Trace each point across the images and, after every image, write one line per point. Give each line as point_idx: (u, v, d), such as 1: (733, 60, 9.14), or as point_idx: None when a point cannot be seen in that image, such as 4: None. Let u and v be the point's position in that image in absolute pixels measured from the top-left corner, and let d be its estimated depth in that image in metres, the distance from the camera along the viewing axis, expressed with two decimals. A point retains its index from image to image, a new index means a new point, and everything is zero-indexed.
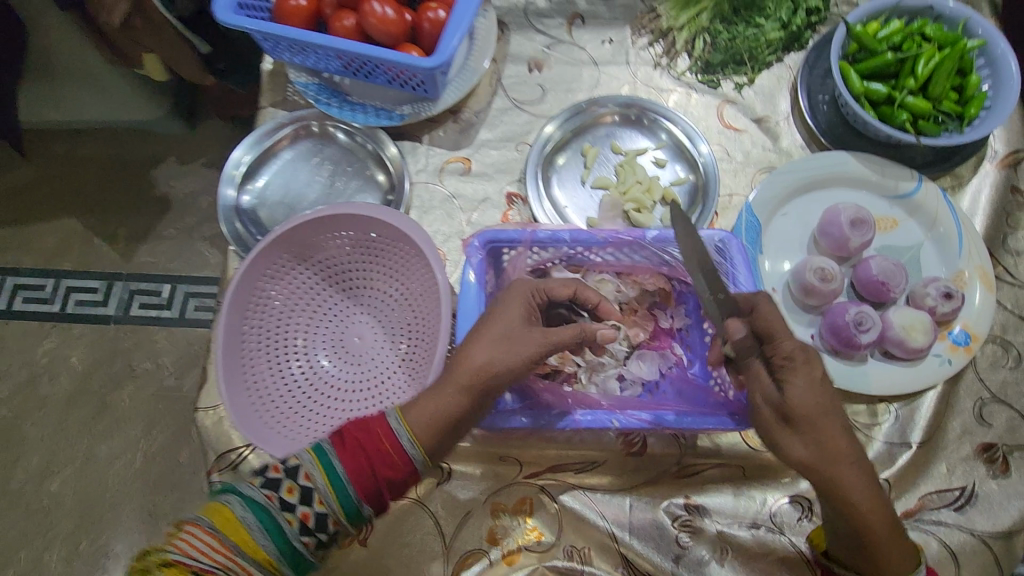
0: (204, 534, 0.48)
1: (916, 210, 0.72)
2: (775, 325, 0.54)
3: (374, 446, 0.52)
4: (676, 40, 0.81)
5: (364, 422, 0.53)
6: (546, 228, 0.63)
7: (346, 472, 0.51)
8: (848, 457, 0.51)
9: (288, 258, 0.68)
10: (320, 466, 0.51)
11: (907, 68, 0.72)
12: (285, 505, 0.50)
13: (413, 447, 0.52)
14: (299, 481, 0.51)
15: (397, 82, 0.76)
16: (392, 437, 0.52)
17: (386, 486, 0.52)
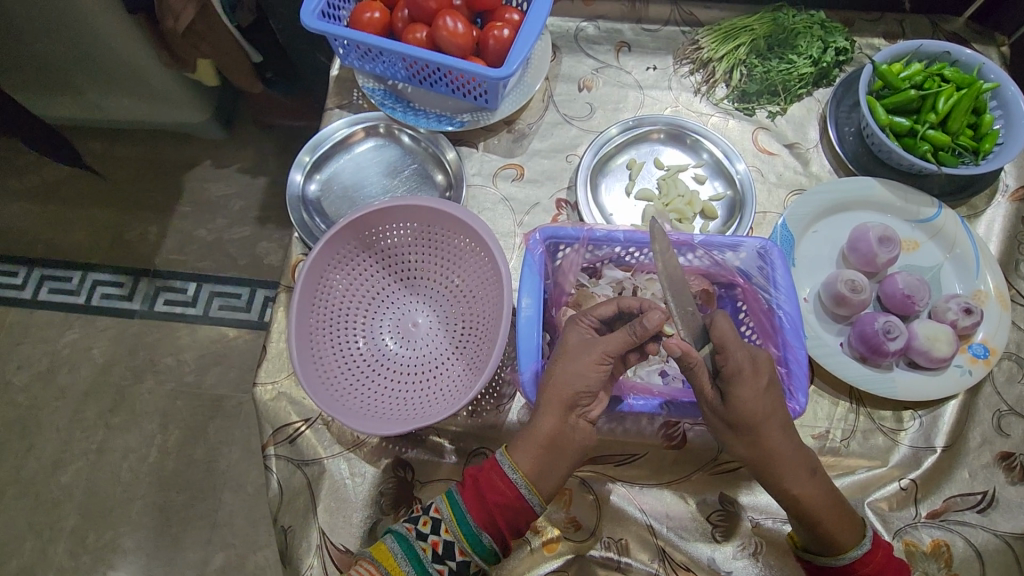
0: (362, 566, 0.52)
1: (936, 234, 0.78)
2: (726, 336, 0.57)
3: (491, 485, 0.54)
4: (716, 69, 0.87)
5: (483, 464, 0.57)
6: (602, 227, 0.68)
7: (469, 508, 0.54)
8: (787, 453, 0.56)
9: (354, 245, 0.72)
10: (448, 504, 0.54)
11: (928, 104, 0.79)
12: (421, 535, 0.54)
13: (524, 485, 0.54)
14: (433, 517, 0.54)
15: (459, 92, 0.81)
16: (506, 476, 0.54)
17: (504, 523, 0.54)
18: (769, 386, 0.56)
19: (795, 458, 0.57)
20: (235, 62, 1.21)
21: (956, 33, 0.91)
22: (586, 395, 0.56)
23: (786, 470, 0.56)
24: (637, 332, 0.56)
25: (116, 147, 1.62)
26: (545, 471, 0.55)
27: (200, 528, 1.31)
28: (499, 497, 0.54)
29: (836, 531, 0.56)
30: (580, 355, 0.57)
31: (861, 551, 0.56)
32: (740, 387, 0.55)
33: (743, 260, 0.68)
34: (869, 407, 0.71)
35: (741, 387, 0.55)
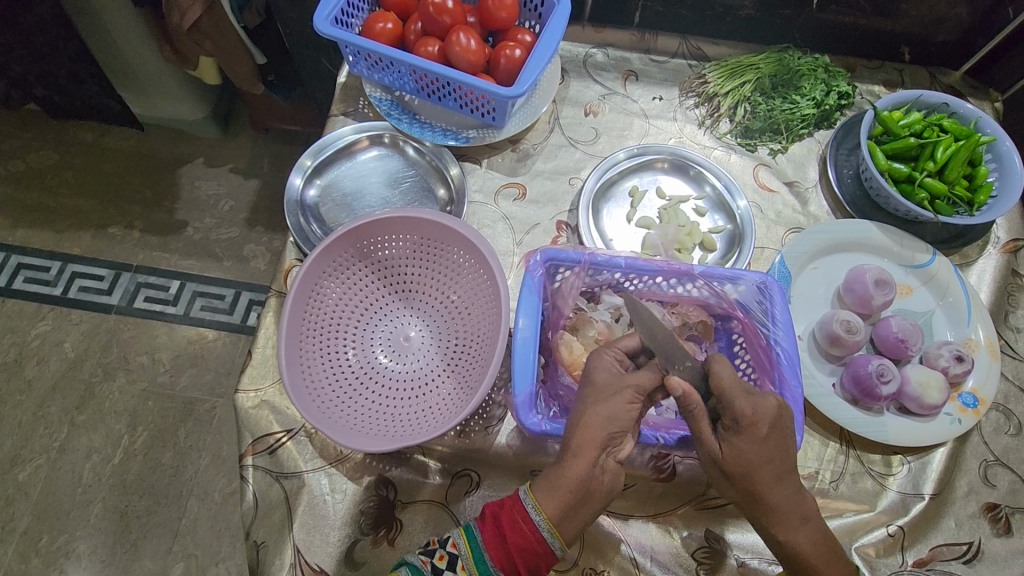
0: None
1: (930, 280, 0.78)
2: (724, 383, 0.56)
3: (514, 526, 0.52)
4: (721, 104, 0.88)
5: (505, 500, 0.54)
6: (603, 252, 0.68)
7: (488, 548, 0.52)
8: (779, 501, 0.55)
9: (351, 255, 0.70)
10: (466, 541, 0.53)
11: (927, 153, 0.81)
12: (436, 570, 0.52)
13: (547, 529, 0.52)
14: (449, 552, 0.53)
15: (467, 108, 0.81)
16: (530, 520, 0.52)
17: (523, 565, 0.52)
18: (767, 436, 0.55)
19: (786, 504, 0.55)
20: (237, 61, 1.19)
21: (952, 86, 0.94)
22: (619, 435, 0.56)
23: (771, 518, 0.55)
24: (664, 365, 0.57)
25: (107, 138, 1.59)
26: (569, 515, 0.53)
27: (160, 536, 1.25)
28: (520, 540, 0.52)
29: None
30: (613, 395, 0.56)
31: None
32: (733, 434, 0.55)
33: (742, 292, 0.68)
34: (859, 450, 0.71)
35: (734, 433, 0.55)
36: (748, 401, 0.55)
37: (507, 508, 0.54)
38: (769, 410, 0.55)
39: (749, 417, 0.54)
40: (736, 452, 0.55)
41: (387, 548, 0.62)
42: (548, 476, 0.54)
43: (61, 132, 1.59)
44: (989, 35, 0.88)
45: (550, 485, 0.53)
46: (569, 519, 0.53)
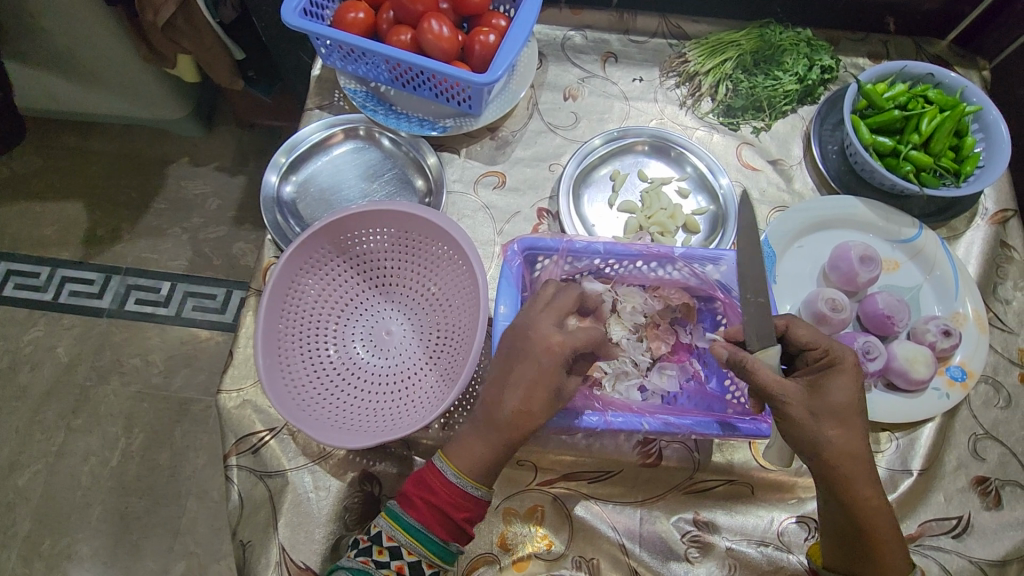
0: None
1: (916, 254, 0.77)
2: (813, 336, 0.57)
3: (435, 492, 0.54)
4: (702, 83, 0.87)
5: (420, 475, 0.56)
6: (582, 239, 0.68)
7: (427, 523, 0.54)
8: (862, 462, 0.53)
9: (328, 250, 0.70)
10: (398, 527, 0.54)
11: (912, 125, 0.79)
12: (380, 565, 0.53)
13: (467, 483, 0.54)
14: (388, 545, 0.53)
15: (443, 97, 0.80)
16: (444, 477, 0.55)
17: (458, 519, 0.54)
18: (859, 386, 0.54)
19: (866, 466, 0.53)
20: (216, 57, 1.18)
21: (939, 55, 0.92)
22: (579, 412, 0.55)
23: (855, 476, 0.53)
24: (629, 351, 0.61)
25: (91, 141, 1.58)
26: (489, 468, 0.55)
27: (161, 535, 1.26)
28: (451, 503, 0.54)
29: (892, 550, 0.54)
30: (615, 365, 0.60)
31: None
32: (836, 377, 0.54)
33: (722, 274, 0.68)
34: None
35: (840, 377, 0.54)
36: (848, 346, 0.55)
37: (424, 480, 0.55)
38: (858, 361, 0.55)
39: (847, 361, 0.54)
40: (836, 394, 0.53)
41: None
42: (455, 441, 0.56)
43: (44, 136, 1.58)
44: (975, 2, 0.86)
45: (458, 447, 0.55)
46: (491, 473, 0.55)
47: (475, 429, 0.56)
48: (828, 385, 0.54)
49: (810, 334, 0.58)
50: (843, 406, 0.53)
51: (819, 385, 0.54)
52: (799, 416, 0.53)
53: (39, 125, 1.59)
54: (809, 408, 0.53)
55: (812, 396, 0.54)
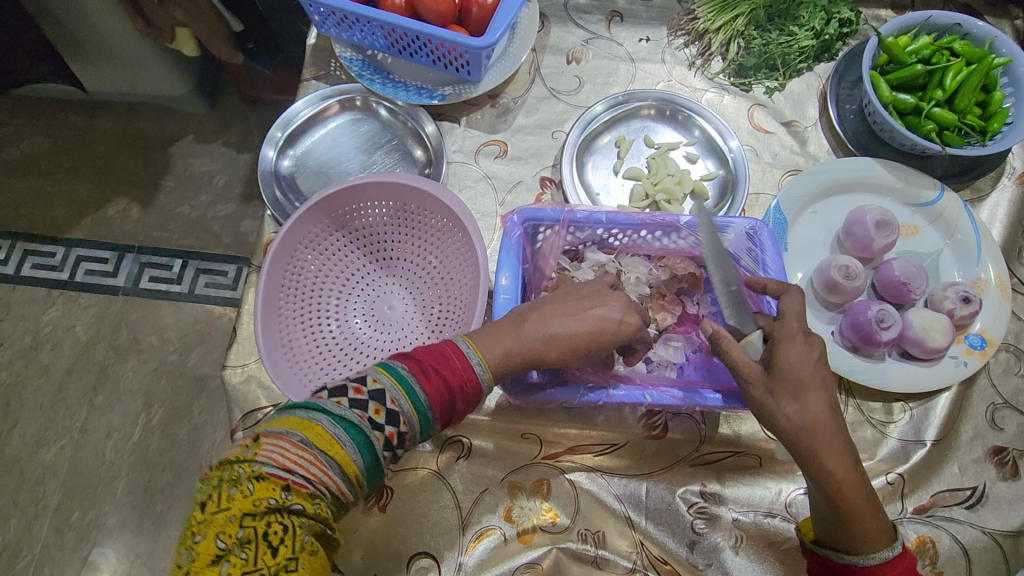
0: (289, 448, 0.44)
1: (937, 218, 0.74)
2: (788, 308, 0.53)
3: (451, 368, 0.53)
4: (712, 41, 0.83)
5: (440, 350, 0.53)
6: (584, 208, 0.65)
7: (429, 399, 0.51)
8: (824, 437, 0.50)
9: (328, 224, 0.69)
10: (404, 393, 0.50)
11: (935, 80, 0.75)
12: (376, 425, 0.48)
13: (483, 373, 0.54)
14: (389, 408, 0.49)
15: (440, 64, 0.77)
16: (466, 359, 0.54)
17: (459, 403, 0.53)
18: (817, 357, 0.51)
19: (834, 435, 0.50)
20: (214, 30, 1.16)
21: (969, 4, 0.86)
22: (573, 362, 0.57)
23: (820, 447, 0.50)
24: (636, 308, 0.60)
25: (97, 120, 1.58)
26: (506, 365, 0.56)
27: (183, 506, 1.30)
28: (460, 390, 0.53)
29: (868, 519, 0.51)
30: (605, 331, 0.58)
31: (891, 553, 0.51)
32: (792, 353, 0.51)
33: (731, 242, 0.64)
34: (860, 399, 0.68)
35: (791, 351, 0.51)
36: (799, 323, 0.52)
37: (442, 357, 0.53)
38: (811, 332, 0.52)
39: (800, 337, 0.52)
40: (787, 368, 0.50)
41: None
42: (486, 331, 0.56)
43: (52, 116, 1.58)
44: None
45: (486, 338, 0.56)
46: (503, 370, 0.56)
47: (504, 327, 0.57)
48: (781, 360, 0.51)
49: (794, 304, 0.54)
50: (800, 381, 0.50)
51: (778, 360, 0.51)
52: (757, 396, 0.51)
53: (46, 105, 1.59)
54: (765, 386, 0.51)
55: (771, 374, 0.51)
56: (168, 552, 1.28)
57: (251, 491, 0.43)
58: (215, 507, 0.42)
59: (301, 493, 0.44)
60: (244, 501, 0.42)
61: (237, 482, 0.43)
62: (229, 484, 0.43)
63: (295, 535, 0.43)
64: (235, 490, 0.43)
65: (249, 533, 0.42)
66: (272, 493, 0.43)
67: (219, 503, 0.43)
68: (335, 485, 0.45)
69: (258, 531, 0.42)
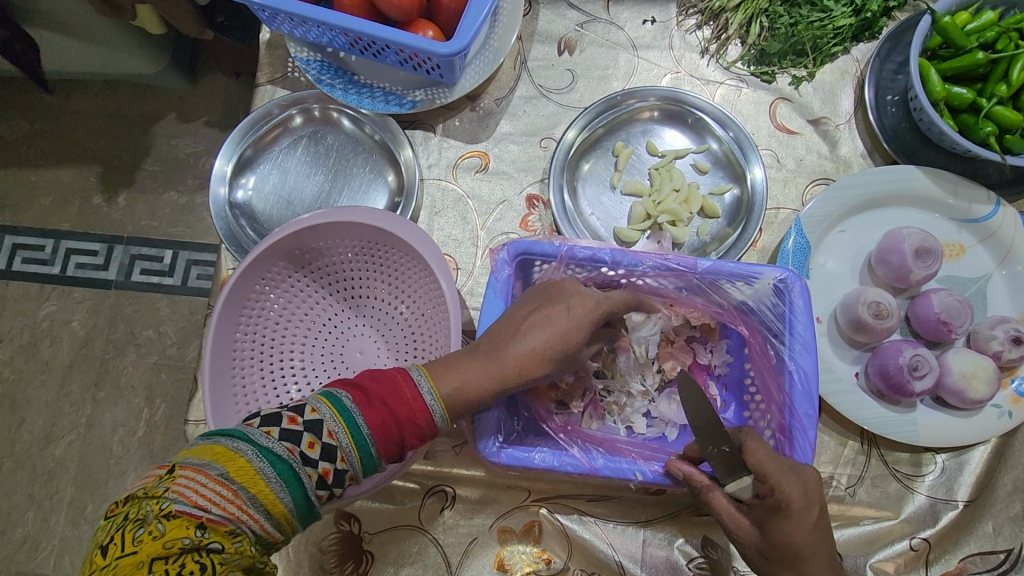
0: (206, 483, 0.37)
1: (988, 237, 0.64)
2: (766, 465, 0.45)
3: (398, 398, 0.45)
4: (730, 22, 0.70)
5: (390, 377, 0.46)
6: (585, 245, 0.56)
7: (373, 433, 0.44)
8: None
9: (285, 266, 0.62)
10: (343, 423, 0.43)
11: (999, 71, 0.63)
12: (307, 460, 0.41)
13: (436, 405, 0.46)
14: (325, 442, 0.42)
15: (409, 65, 0.66)
16: (416, 388, 0.46)
17: (409, 440, 0.46)
18: (819, 519, 0.46)
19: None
20: (176, 10, 1.04)
21: None
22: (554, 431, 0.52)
23: None
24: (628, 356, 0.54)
25: (73, 101, 1.49)
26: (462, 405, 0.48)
27: None
28: (409, 422, 0.45)
29: None
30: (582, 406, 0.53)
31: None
32: (786, 523, 0.45)
33: (753, 293, 0.55)
34: (883, 450, 0.61)
35: (789, 522, 0.45)
36: (795, 481, 0.45)
37: (392, 384, 0.46)
38: (810, 485, 0.46)
39: (798, 500, 0.45)
40: (785, 541, 0.45)
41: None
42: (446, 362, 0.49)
43: (26, 98, 1.50)
44: None
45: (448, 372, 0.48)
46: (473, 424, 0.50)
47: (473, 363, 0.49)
48: (772, 527, 0.46)
49: (772, 461, 0.46)
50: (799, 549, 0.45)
51: (769, 526, 0.46)
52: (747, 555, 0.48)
53: (18, 86, 1.50)
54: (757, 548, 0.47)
55: (760, 538, 0.47)
56: None
57: (160, 532, 0.35)
58: (118, 552, 0.35)
59: (220, 532, 0.37)
60: (152, 543, 0.35)
61: (144, 522, 0.36)
62: (134, 525, 0.36)
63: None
64: (141, 532, 0.35)
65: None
66: (187, 532, 0.36)
67: (121, 547, 0.35)
68: (258, 525, 0.39)
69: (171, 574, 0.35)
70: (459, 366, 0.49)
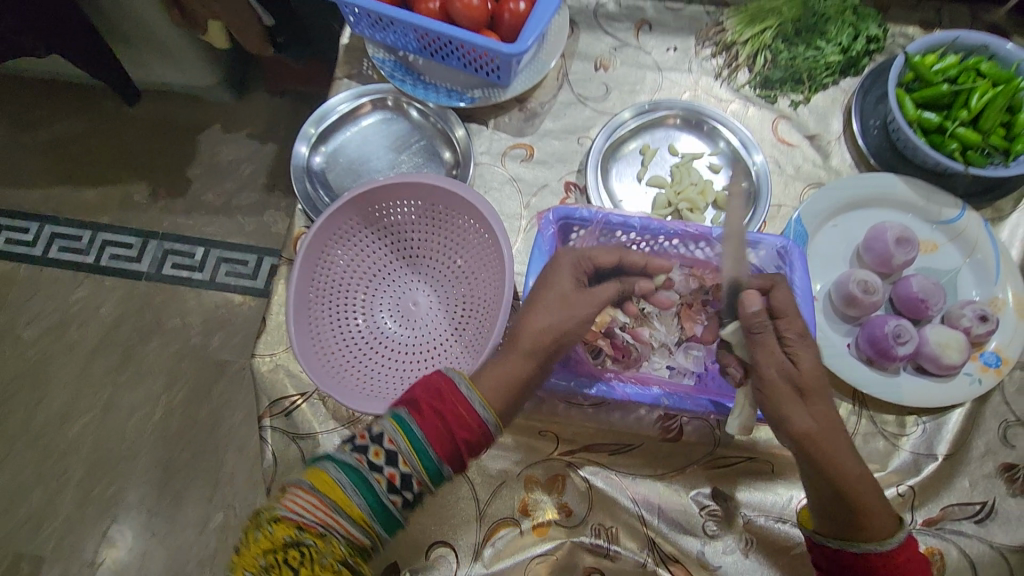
0: (302, 494, 0.50)
1: (957, 236, 0.75)
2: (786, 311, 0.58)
3: (448, 405, 0.52)
4: (740, 52, 0.84)
5: (441, 388, 0.54)
6: (618, 213, 0.68)
7: (428, 437, 0.51)
8: (837, 433, 0.55)
9: (358, 221, 0.71)
10: (401, 432, 0.51)
11: (961, 100, 0.76)
12: (373, 467, 0.50)
13: (484, 410, 0.53)
14: (386, 448, 0.51)
15: (471, 67, 0.79)
16: (465, 399, 0.53)
17: (466, 446, 0.52)
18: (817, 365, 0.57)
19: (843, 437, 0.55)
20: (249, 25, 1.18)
21: (995, 24, 0.86)
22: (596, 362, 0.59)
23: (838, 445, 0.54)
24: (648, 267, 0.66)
25: (127, 106, 1.61)
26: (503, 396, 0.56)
27: (201, 487, 1.34)
28: (458, 422, 0.52)
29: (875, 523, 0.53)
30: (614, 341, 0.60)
31: (889, 546, 0.53)
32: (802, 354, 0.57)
33: (760, 258, 0.66)
34: (872, 410, 0.70)
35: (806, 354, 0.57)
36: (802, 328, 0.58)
37: (444, 395, 0.53)
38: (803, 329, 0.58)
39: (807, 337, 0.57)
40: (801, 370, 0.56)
41: None
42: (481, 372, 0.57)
43: (83, 102, 1.62)
44: None
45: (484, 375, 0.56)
46: (501, 395, 0.56)
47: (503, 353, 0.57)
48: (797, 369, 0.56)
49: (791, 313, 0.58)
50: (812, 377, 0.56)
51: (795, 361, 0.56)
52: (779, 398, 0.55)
53: (79, 90, 1.62)
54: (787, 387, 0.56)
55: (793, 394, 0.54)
56: (185, 531, 1.32)
57: (271, 532, 0.49)
58: (248, 548, 0.49)
59: (313, 533, 0.48)
60: (265, 541, 0.49)
61: (260, 526, 0.49)
62: (257, 529, 0.50)
63: (311, 563, 0.47)
64: (259, 533, 0.49)
65: (271, 562, 0.48)
66: (289, 531, 0.48)
67: (249, 546, 0.49)
68: (344, 530, 0.49)
69: (278, 563, 0.48)
70: (491, 367, 0.57)
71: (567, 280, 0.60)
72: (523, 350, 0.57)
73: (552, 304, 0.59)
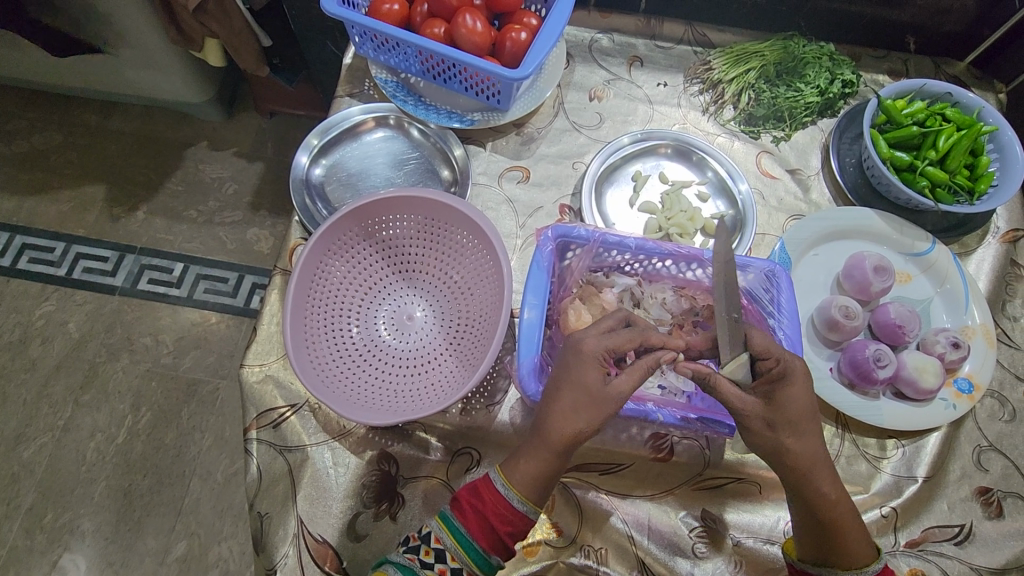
0: None
1: (929, 268, 0.79)
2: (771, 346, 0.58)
3: (486, 501, 0.56)
4: (725, 90, 0.88)
5: (478, 486, 0.57)
6: (614, 233, 0.69)
7: (471, 531, 0.55)
8: (819, 459, 0.56)
9: (357, 232, 0.71)
10: (446, 529, 0.55)
11: (929, 141, 0.81)
12: (425, 564, 0.54)
13: (517, 500, 0.55)
14: (435, 546, 0.55)
15: (471, 91, 0.81)
16: (497, 491, 0.56)
17: (508, 537, 0.55)
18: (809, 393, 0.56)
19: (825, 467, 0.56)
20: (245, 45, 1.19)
21: (956, 76, 0.94)
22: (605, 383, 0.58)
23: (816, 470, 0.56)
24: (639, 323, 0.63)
25: (111, 121, 1.60)
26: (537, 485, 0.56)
27: (163, 514, 1.28)
28: (497, 514, 0.55)
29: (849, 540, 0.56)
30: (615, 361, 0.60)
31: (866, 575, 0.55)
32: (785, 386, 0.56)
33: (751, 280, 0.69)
34: (854, 433, 0.72)
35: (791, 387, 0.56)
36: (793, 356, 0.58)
37: (481, 493, 0.56)
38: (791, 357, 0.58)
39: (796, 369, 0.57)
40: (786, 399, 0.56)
41: (388, 521, 0.64)
42: (513, 458, 0.58)
43: (66, 114, 1.60)
44: (995, 25, 0.88)
45: (516, 466, 0.56)
46: (540, 489, 0.56)
47: (529, 446, 0.57)
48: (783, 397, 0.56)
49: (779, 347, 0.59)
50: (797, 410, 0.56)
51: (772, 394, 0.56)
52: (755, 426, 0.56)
53: (62, 102, 1.61)
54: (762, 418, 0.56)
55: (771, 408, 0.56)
56: (142, 561, 1.24)
57: None
58: None
59: None
60: None
61: None
62: None
63: None
64: None
65: None
66: None
67: None
68: None
69: None
70: (520, 461, 0.57)
71: (589, 366, 0.57)
72: (555, 448, 0.56)
73: (580, 402, 0.56)
